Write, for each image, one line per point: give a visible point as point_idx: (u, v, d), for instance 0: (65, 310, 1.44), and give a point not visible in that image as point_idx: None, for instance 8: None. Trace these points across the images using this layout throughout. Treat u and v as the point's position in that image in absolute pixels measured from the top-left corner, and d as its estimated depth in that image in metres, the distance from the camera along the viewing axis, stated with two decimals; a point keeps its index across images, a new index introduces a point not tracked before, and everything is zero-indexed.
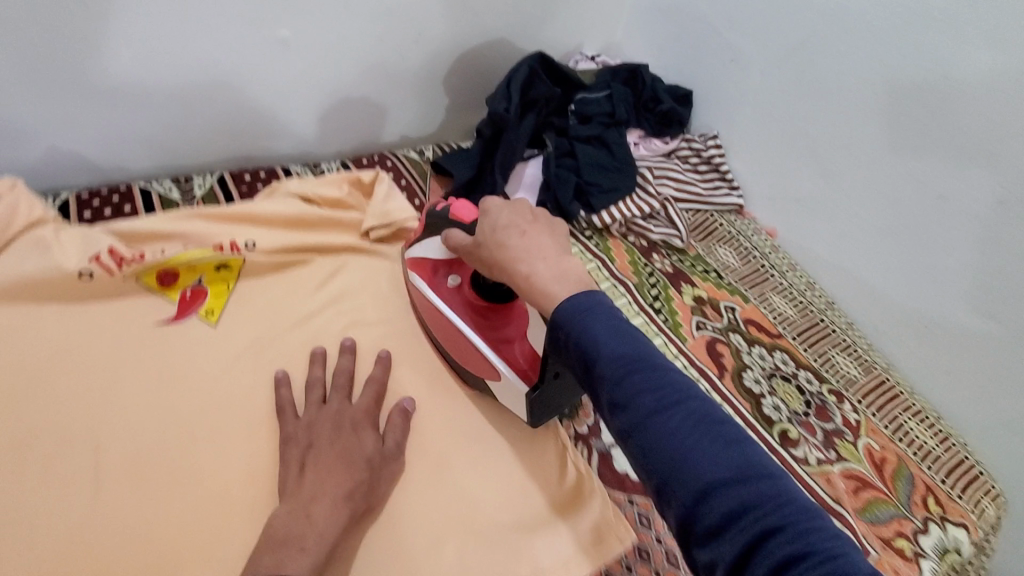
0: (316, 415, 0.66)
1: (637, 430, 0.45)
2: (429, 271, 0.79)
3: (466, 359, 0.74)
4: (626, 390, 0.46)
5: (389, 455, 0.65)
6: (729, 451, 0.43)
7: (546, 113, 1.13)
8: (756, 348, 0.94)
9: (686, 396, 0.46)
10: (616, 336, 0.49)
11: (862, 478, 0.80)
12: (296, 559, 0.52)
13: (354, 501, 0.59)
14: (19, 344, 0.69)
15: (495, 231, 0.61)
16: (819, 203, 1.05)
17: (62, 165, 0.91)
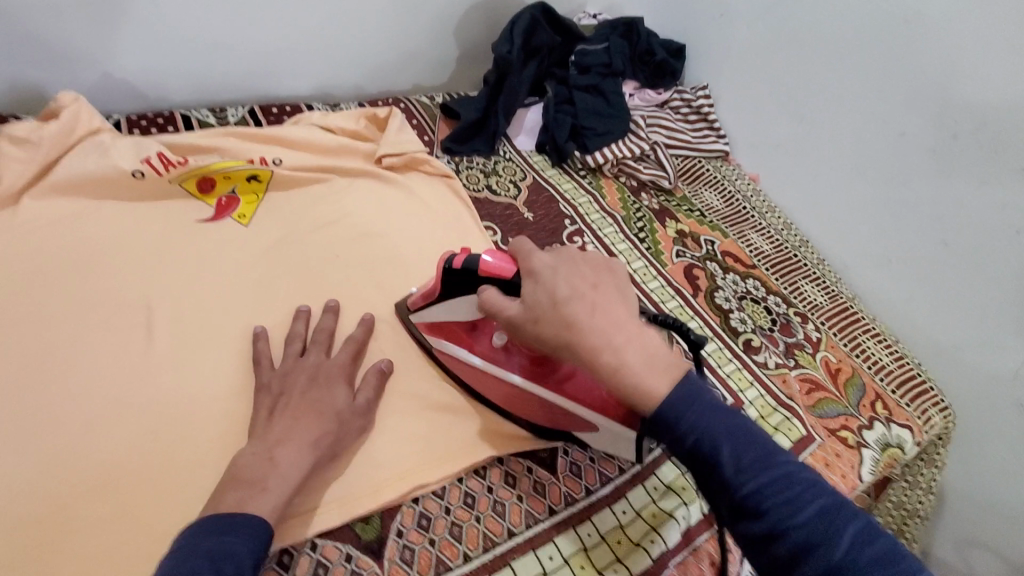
0: (292, 367, 0.70)
1: (786, 540, 0.46)
2: (464, 333, 0.74)
3: (539, 416, 0.71)
4: (762, 495, 0.47)
5: (359, 411, 0.68)
6: (866, 542, 0.46)
7: (547, 62, 1.23)
8: (731, 275, 1.02)
9: (812, 490, 0.48)
10: (734, 436, 0.50)
11: (815, 381, 0.90)
12: (258, 498, 0.57)
13: (319, 449, 0.63)
14: (82, 230, 0.81)
15: (557, 305, 0.56)
16: (796, 147, 1.15)
17: (113, 92, 1.02)
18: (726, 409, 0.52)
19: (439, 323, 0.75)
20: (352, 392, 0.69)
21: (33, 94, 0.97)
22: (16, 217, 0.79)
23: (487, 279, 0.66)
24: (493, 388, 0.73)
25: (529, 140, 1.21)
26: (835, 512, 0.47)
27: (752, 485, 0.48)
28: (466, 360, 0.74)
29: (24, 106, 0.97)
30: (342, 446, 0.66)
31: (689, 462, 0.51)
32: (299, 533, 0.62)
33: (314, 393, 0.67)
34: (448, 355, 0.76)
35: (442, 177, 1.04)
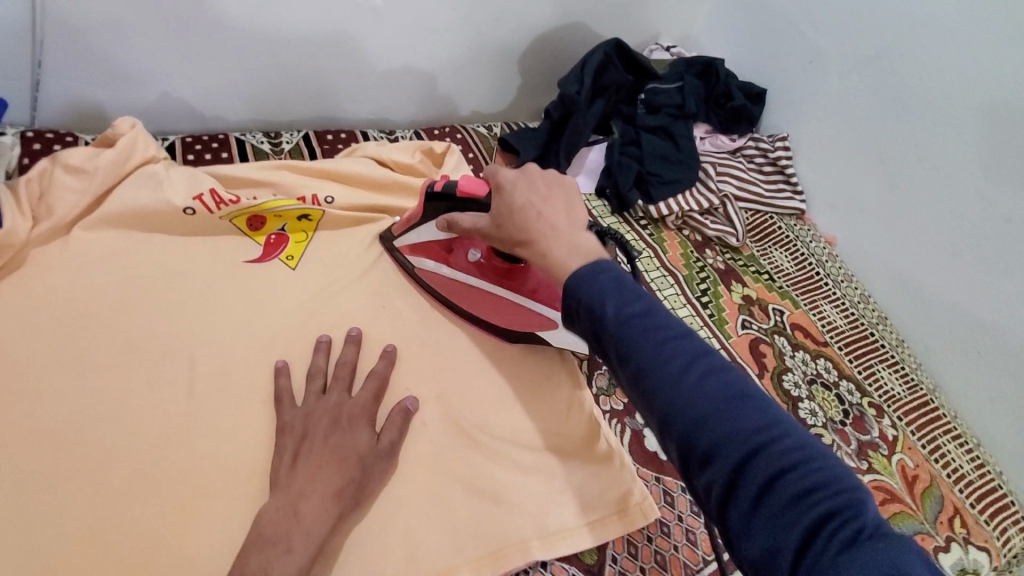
0: (315, 407, 0.67)
1: (650, 384, 0.44)
2: (440, 250, 0.81)
3: (511, 318, 0.79)
4: (632, 343, 0.45)
5: (382, 453, 0.65)
6: (723, 389, 0.43)
7: (615, 99, 1.15)
8: (800, 353, 0.94)
9: (687, 342, 0.45)
10: (618, 290, 0.48)
11: (890, 491, 0.81)
12: (283, 559, 0.52)
13: (343, 500, 0.60)
14: (131, 266, 0.78)
15: (512, 211, 0.60)
16: (881, 213, 1.05)
17: (170, 110, 1.00)
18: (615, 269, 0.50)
19: (420, 242, 0.83)
20: (374, 430, 0.66)
21: (91, 112, 0.94)
22: (66, 249, 0.76)
23: (463, 199, 0.71)
24: (467, 298, 0.81)
25: (588, 182, 1.14)
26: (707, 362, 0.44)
27: (622, 331, 0.46)
28: (444, 273, 0.82)
29: (81, 123, 0.95)
30: (366, 490, 0.63)
31: (575, 316, 0.50)
32: None
33: (337, 438, 0.63)
34: (428, 272, 0.83)
35: None
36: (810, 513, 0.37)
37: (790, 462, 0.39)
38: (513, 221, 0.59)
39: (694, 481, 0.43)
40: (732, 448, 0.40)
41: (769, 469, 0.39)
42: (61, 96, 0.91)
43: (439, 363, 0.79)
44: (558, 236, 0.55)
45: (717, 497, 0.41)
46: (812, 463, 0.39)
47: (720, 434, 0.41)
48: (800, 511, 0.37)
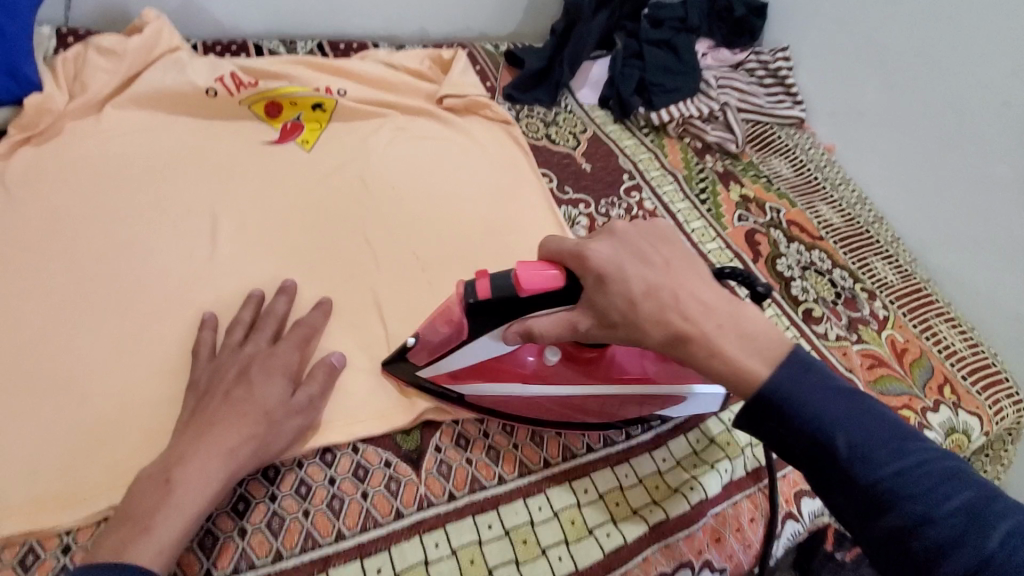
0: (226, 359, 0.62)
1: (928, 536, 0.43)
2: (493, 367, 0.63)
3: (605, 412, 0.65)
4: (899, 489, 0.44)
5: (295, 409, 0.59)
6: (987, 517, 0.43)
7: (618, 15, 1.18)
8: (795, 244, 0.97)
9: (932, 463, 0.45)
10: (846, 410, 0.47)
11: (878, 357, 0.85)
12: (138, 541, 0.48)
13: (237, 460, 0.54)
14: (156, 143, 0.83)
15: (636, 303, 0.52)
16: (880, 115, 1.07)
17: (191, 16, 1.04)
18: (849, 389, 0.49)
19: (461, 369, 0.63)
20: (292, 385, 0.60)
21: (117, 12, 0.99)
22: (99, 123, 0.82)
23: (531, 300, 0.56)
24: (545, 410, 0.65)
25: (592, 94, 1.17)
26: (984, 514, 0.43)
27: (871, 462, 0.46)
28: (510, 394, 0.64)
29: (109, 25, 0.99)
30: (273, 450, 0.58)
31: (812, 451, 0.48)
32: (342, 436, 0.62)
33: (237, 395, 0.57)
34: (487, 398, 0.65)
35: (501, 123, 1.02)
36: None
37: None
38: (639, 312, 0.52)
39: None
40: None
41: None
42: None
43: (444, 237, 0.83)
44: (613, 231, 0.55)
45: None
46: None
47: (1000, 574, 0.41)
48: None
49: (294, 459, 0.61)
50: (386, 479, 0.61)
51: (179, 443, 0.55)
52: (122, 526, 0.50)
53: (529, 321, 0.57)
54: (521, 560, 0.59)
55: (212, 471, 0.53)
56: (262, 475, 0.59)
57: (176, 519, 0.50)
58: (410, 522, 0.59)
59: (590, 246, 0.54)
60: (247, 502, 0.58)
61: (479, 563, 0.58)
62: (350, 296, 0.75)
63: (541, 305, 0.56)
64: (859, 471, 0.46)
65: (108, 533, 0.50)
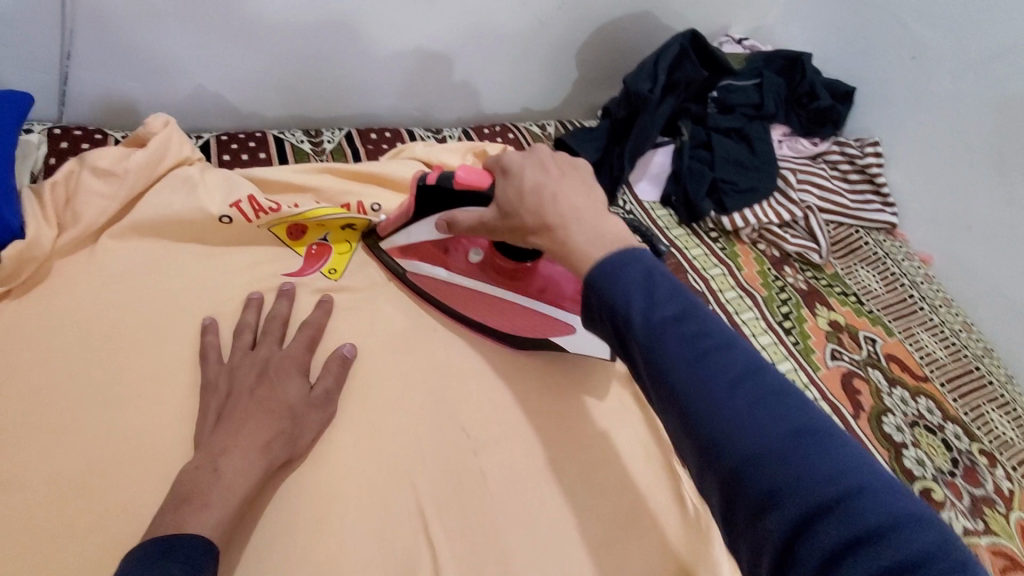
0: (241, 362, 0.62)
1: (688, 398, 0.38)
2: (436, 252, 0.76)
3: (513, 320, 0.74)
4: (671, 354, 0.39)
5: (316, 403, 0.62)
6: (779, 418, 0.36)
7: (683, 98, 1.04)
8: (898, 390, 0.83)
9: (732, 355, 0.39)
10: (654, 294, 0.41)
11: (1012, 557, 0.70)
12: (198, 516, 0.49)
13: (272, 452, 0.56)
14: (160, 284, 0.70)
15: (523, 196, 0.54)
16: (993, 231, 0.93)
17: (205, 105, 0.92)
18: (667, 279, 0.43)
19: (409, 244, 0.76)
20: (307, 379, 0.63)
21: (121, 105, 0.87)
22: (94, 263, 0.69)
23: (461, 194, 0.65)
24: (468, 302, 0.75)
25: (652, 189, 1.03)
26: (773, 408, 0.37)
27: (662, 347, 0.39)
28: (439, 277, 0.76)
29: (111, 119, 0.88)
30: (299, 445, 0.59)
31: (602, 319, 0.44)
32: None
33: (262, 393, 0.58)
34: (421, 276, 0.77)
35: None
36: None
37: (861, 508, 0.32)
38: (527, 209, 0.53)
39: (732, 519, 0.37)
40: (798, 499, 0.33)
41: (834, 531, 0.32)
42: (90, 87, 0.83)
43: (496, 401, 0.69)
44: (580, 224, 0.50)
45: (759, 536, 0.35)
46: (883, 508, 0.32)
47: (779, 481, 0.34)
48: None
49: None
50: None
51: (216, 437, 0.55)
52: (178, 504, 0.49)
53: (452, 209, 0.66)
54: None
55: (253, 461, 0.54)
56: None
57: (231, 500, 0.51)
58: None
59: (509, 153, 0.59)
60: None
61: None
62: (388, 492, 0.61)
63: (467, 202, 0.65)
64: (651, 358, 0.40)
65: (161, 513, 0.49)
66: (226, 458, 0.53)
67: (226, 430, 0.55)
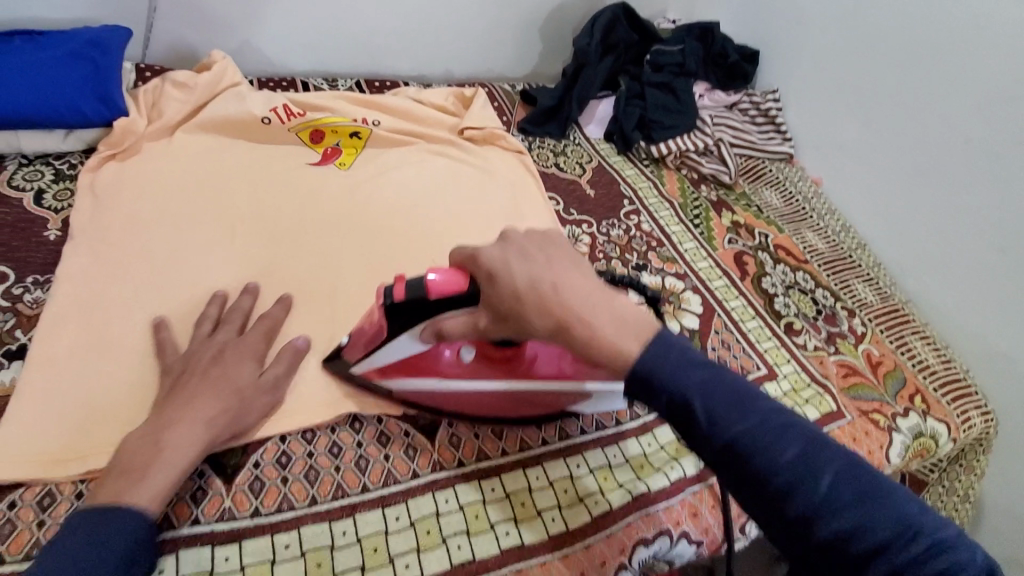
0: (199, 348, 0.69)
1: (777, 481, 0.47)
2: (419, 364, 0.69)
3: (524, 407, 0.72)
4: (750, 443, 0.48)
5: (265, 387, 0.68)
6: (850, 489, 0.46)
7: (623, 60, 1.32)
8: (781, 266, 1.07)
9: (797, 440, 0.48)
10: (723, 399, 0.50)
11: (852, 367, 0.93)
12: (134, 488, 0.55)
13: (215, 429, 0.62)
14: (215, 160, 0.96)
15: (520, 295, 0.56)
16: (862, 151, 1.19)
17: (249, 57, 1.20)
18: (724, 379, 0.52)
19: (387, 364, 0.69)
20: (260, 365, 0.69)
21: (187, 52, 1.15)
22: (172, 145, 0.95)
23: (441, 301, 0.62)
24: (476, 404, 0.71)
25: (598, 129, 1.29)
26: (844, 481, 0.46)
27: (745, 445, 0.48)
28: (434, 389, 0.71)
29: (179, 63, 1.16)
30: (244, 422, 0.65)
31: (682, 424, 0.52)
32: (370, 408, 0.72)
33: (213, 373, 0.65)
34: (414, 391, 0.71)
35: (515, 152, 1.14)
36: None
37: (927, 549, 0.43)
38: (528, 306, 0.56)
39: None
40: (883, 554, 0.44)
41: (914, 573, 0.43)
42: (167, 37, 1.12)
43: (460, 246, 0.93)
44: (590, 310, 0.55)
45: None
46: (938, 544, 0.44)
47: (866, 544, 0.44)
48: None
49: (328, 424, 0.71)
50: (405, 446, 0.70)
51: (165, 412, 0.61)
52: (121, 474, 0.56)
53: (442, 317, 0.63)
54: (519, 518, 0.67)
55: (197, 432, 0.60)
56: (301, 434, 0.69)
57: (169, 473, 0.57)
58: (425, 480, 0.68)
59: (483, 247, 0.60)
60: (285, 455, 0.67)
61: (482, 519, 0.66)
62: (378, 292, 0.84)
63: (448, 307, 0.62)
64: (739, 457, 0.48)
65: (108, 479, 0.57)
66: (168, 433, 0.59)
67: (175, 404, 0.62)
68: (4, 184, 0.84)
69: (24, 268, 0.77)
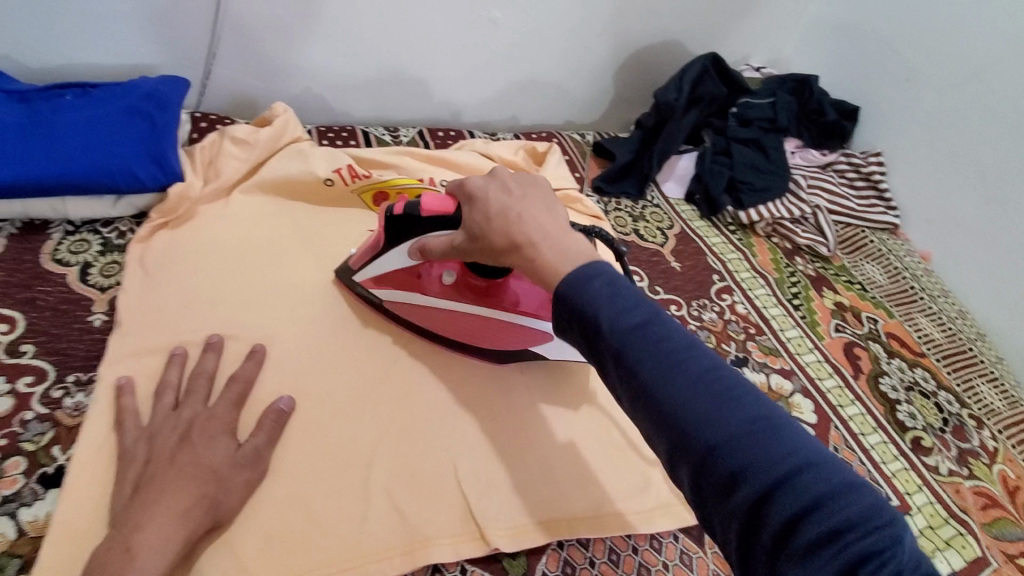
0: (163, 424, 0.59)
1: (662, 398, 0.40)
2: (410, 278, 0.75)
3: (495, 338, 0.75)
4: (637, 356, 0.41)
5: (243, 463, 0.59)
6: (733, 409, 0.38)
7: (707, 111, 1.20)
8: (896, 360, 0.94)
9: (692, 355, 0.41)
10: (618, 302, 0.43)
11: (990, 496, 0.80)
12: None
13: (192, 521, 0.53)
14: (272, 226, 0.87)
15: (489, 218, 0.54)
16: (982, 227, 1.05)
17: (308, 104, 1.12)
18: (629, 286, 0.44)
19: (382, 274, 0.76)
20: (236, 438, 0.60)
21: (245, 99, 1.08)
22: (227, 208, 0.86)
23: (429, 221, 0.65)
24: (449, 326, 0.76)
25: (677, 188, 1.17)
26: (732, 403, 0.39)
27: (630, 351, 0.41)
28: (418, 304, 0.76)
29: (237, 110, 1.09)
30: (223, 508, 0.56)
31: (578, 334, 0.45)
32: (450, 555, 0.61)
33: (184, 460, 0.55)
34: (400, 304, 0.77)
35: (591, 218, 1.03)
36: (841, 547, 0.34)
37: (815, 486, 0.36)
38: (493, 229, 0.53)
39: (702, 505, 0.40)
40: (756, 481, 0.36)
41: (792, 507, 0.35)
42: (226, 84, 1.05)
43: None
44: (544, 239, 0.50)
45: (726, 513, 0.38)
46: (832, 485, 0.36)
47: (739, 467, 0.37)
48: (834, 550, 0.34)
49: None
50: None
51: (129, 512, 0.52)
52: None
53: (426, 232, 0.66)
54: None
55: (172, 532, 0.51)
56: None
57: None
58: None
59: (471, 176, 0.58)
60: None
61: None
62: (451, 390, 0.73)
63: (435, 227, 0.65)
64: (619, 364, 0.41)
65: None
66: (137, 536, 0.50)
67: (142, 503, 0.52)
68: (48, 260, 0.76)
69: (65, 363, 0.68)
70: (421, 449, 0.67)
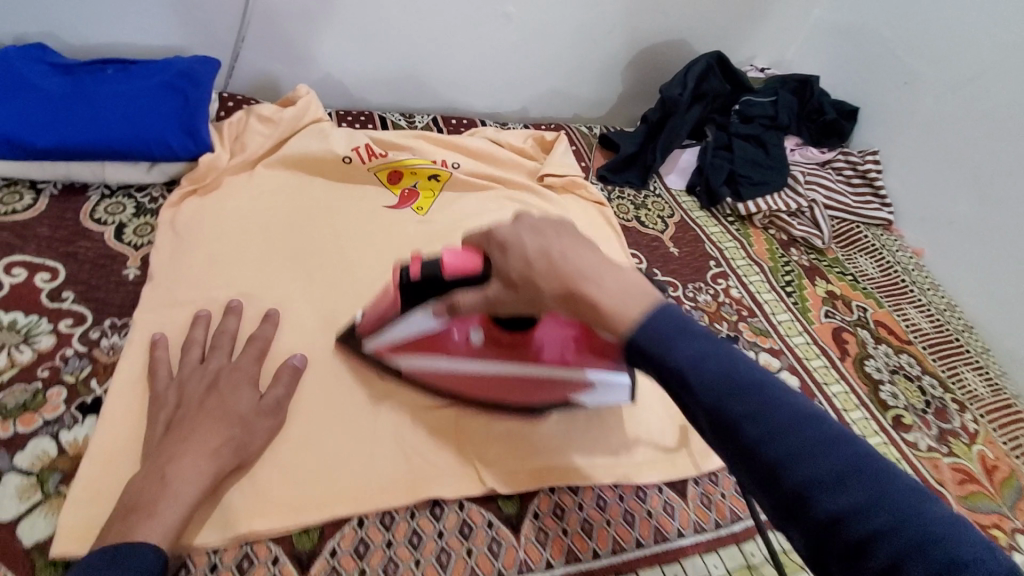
0: (192, 375, 0.64)
1: (765, 454, 0.41)
2: (430, 341, 0.69)
3: (530, 392, 0.71)
4: (742, 412, 0.42)
5: (266, 411, 0.64)
6: (832, 459, 0.39)
7: (710, 108, 1.25)
8: (883, 346, 0.98)
9: (787, 409, 0.41)
10: (706, 360, 0.44)
11: (968, 473, 0.83)
12: (145, 523, 0.51)
13: (220, 457, 0.58)
14: (293, 198, 0.92)
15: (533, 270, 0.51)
16: (972, 223, 1.09)
17: (329, 89, 1.18)
18: (713, 341, 0.45)
19: (396, 341, 0.69)
20: (258, 390, 0.65)
21: (270, 82, 1.14)
22: (252, 180, 0.92)
23: (454, 284, 0.59)
24: (478, 385, 0.71)
25: (679, 180, 1.22)
26: (832, 452, 0.40)
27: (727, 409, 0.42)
28: (442, 367, 0.71)
29: (261, 93, 1.15)
30: (249, 450, 0.61)
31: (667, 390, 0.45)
32: (450, 492, 0.66)
33: (211, 403, 0.60)
34: (421, 369, 0.71)
35: (595, 204, 1.07)
36: None
37: (924, 531, 0.36)
38: (540, 277, 0.51)
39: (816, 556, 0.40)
40: (868, 529, 0.37)
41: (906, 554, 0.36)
42: (253, 67, 1.11)
43: None
44: (598, 280, 0.49)
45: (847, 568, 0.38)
46: (938, 528, 0.37)
47: (848, 515, 0.38)
48: None
49: (407, 508, 0.65)
50: (489, 540, 0.64)
51: (162, 448, 0.56)
52: (127, 514, 0.52)
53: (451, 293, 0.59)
54: None
55: (203, 466, 0.56)
56: (380, 518, 0.63)
57: (175, 511, 0.53)
58: None
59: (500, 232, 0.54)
60: (363, 544, 0.61)
61: None
62: None
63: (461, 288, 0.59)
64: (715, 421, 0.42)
65: (112, 521, 0.52)
66: (173, 466, 0.55)
67: (174, 438, 0.57)
68: (87, 218, 0.82)
69: (102, 309, 0.74)
70: (426, 401, 0.72)
